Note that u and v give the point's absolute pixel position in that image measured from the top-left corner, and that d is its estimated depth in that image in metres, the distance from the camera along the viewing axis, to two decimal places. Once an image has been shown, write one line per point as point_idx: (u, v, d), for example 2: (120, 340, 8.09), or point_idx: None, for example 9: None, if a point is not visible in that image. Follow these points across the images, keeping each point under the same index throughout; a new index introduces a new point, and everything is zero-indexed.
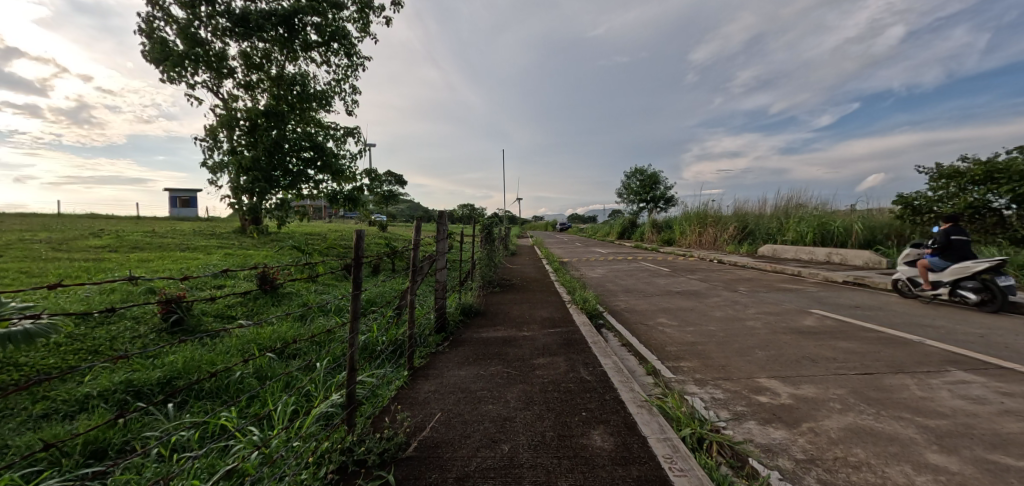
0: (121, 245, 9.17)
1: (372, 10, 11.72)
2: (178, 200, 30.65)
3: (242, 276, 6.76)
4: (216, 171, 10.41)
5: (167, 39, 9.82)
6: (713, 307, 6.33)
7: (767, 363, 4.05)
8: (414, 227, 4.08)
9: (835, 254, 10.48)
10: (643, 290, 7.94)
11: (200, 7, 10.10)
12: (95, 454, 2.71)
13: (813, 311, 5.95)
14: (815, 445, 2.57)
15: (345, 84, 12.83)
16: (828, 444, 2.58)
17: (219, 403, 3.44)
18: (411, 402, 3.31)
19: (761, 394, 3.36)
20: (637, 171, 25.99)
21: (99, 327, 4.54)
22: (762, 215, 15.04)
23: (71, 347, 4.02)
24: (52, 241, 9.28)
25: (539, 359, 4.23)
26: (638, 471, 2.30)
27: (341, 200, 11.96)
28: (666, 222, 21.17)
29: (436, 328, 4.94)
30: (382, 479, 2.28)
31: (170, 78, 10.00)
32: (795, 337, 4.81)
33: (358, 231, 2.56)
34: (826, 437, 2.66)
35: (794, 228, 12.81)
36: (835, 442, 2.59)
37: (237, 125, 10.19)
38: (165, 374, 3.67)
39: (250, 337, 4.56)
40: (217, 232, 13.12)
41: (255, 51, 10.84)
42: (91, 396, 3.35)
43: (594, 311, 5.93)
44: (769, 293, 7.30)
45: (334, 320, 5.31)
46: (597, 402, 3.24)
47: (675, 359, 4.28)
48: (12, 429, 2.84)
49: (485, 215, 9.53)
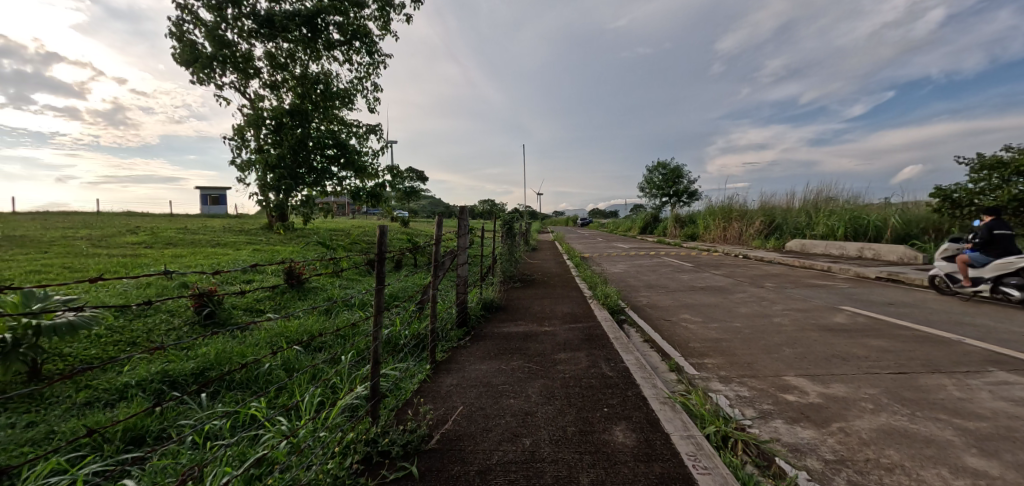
0: (156, 241, 9.49)
1: (394, 8, 11.77)
2: (210, 199, 31.76)
3: (270, 271, 6.97)
4: (244, 169, 10.72)
5: (196, 42, 10.08)
6: (739, 303, 6.19)
7: (795, 361, 3.95)
8: (436, 222, 4.05)
9: (867, 250, 10.08)
10: (666, 285, 7.83)
11: (227, 9, 10.36)
12: (135, 440, 2.86)
13: (844, 308, 5.74)
14: (845, 446, 2.50)
15: (367, 81, 12.94)
16: (859, 444, 2.50)
17: (249, 394, 3.59)
18: (434, 395, 3.37)
19: (788, 393, 3.27)
20: (661, 167, 25.57)
21: (136, 319, 4.76)
22: (790, 210, 14.59)
23: (111, 339, 4.23)
24: (92, 238, 9.66)
25: (560, 354, 4.22)
26: (661, 468, 2.28)
27: (363, 197, 12.14)
28: (690, 217, 20.75)
29: (458, 323, 4.97)
30: (404, 471, 2.33)
31: (200, 79, 10.31)
32: (824, 335, 4.67)
33: (381, 227, 2.60)
34: (857, 438, 2.57)
35: (824, 222, 12.39)
36: (866, 443, 2.51)
37: (264, 124, 10.47)
38: (198, 365, 3.83)
39: (279, 330, 4.70)
40: (246, 229, 13.50)
41: (279, 51, 11.07)
42: (129, 386, 3.51)
43: (616, 307, 5.85)
44: (797, 289, 7.08)
45: (358, 314, 5.41)
46: (619, 398, 3.21)
47: (698, 355, 4.21)
48: (58, 415, 3.02)
49: (506, 212, 9.54)
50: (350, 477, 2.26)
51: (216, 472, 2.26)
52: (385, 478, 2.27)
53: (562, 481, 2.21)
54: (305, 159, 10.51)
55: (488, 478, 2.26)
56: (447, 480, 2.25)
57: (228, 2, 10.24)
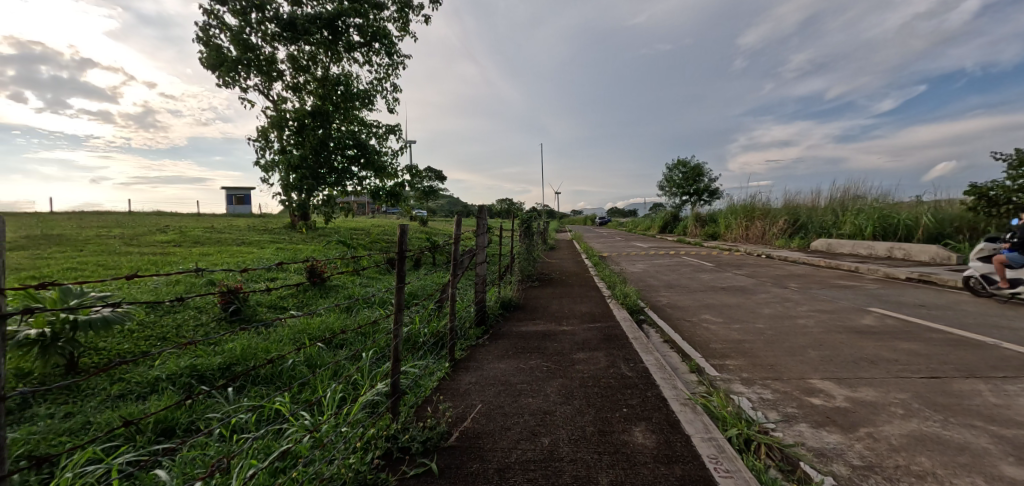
0: (184, 240, 9.82)
1: (412, 9, 11.88)
2: (236, 199, 32.71)
3: (293, 269, 7.13)
4: (268, 170, 10.99)
5: (222, 46, 10.37)
6: (761, 304, 6.06)
7: (821, 363, 3.84)
8: (455, 221, 4.08)
9: (897, 250, 9.74)
10: (686, 285, 7.72)
11: (252, 14, 10.63)
12: (165, 432, 2.97)
13: (872, 310, 5.56)
14: (873, 451, 2.42)
15: (386, 82, 13.09)
16: (888, 450, 2.42)
17: (273, 389, 3.68)
18: (453, 392, 3.39)
19: (813, 396, 3.19)
20: (681, 165, 25.21)
21: (165, 315, 4.93)
22: (815, 208, 14.19)
23: (143, 334, 4.39)
24: (124, 236, 10.02)
25: (579, 353, 4.21)
26: (681, 470, 2.25)
27: (383, 196, 12.31)
28: (711, 216, 20.40)
29: (477, 321, 4.99)
30: (424, 467, 2.36)
31: (226, 82, 10.61)
32: (851, 337, 4.54)
33: (402, 226, 2.62)
34: (886, 444, 2.49)
35: (851, 221, 12.02)
36: (896, 449, 2.43)
37: (286, 126, 10.72)
38: (225, 360, 3.95)
39: (301, 327, 4.80)
40: (269, 228, 13.85)
41: (301, 54, 11.31)
42: (160, 379, 3.64)
43: (635, 307, 5.80)
44: (823, 290, 6.89)
45: (378, 312, 5.49)
46: (638, 398, 3.18)
47: (720, 357, 4.14)
48: (94, 406, 3.15)
49: (524, 211, 9.55)
50: (371, 472, 2.29)
51: (243, 464, 2.33)
52: (405, 474, 2.30)
53: (581, 481, 2.20)
54: (326, 160, 10.71)
55: (507, 476, 2.27)
56: (466, 477, 2.27)
57: (252, 7, 10.51)
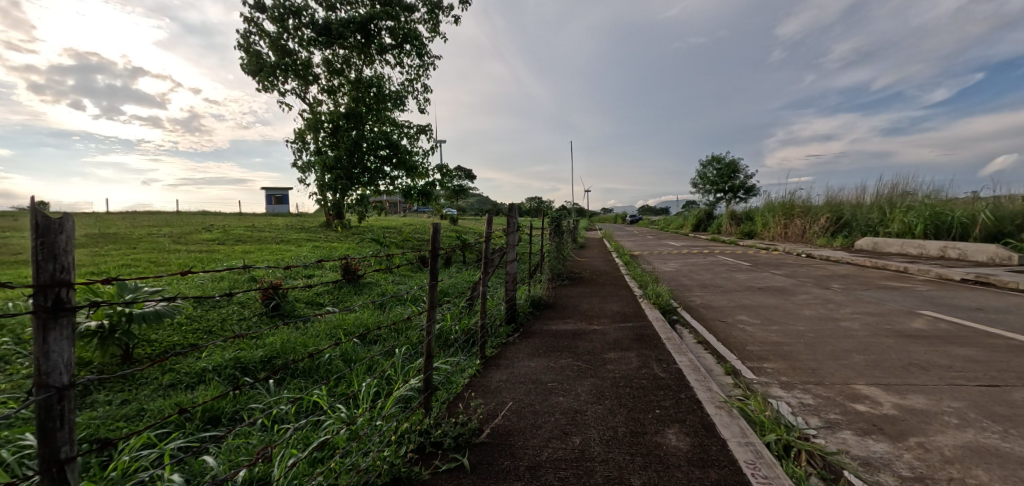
0: (228, 238, 10.33)
1: (442, 10, 12.03)
2: (275, 199, 34.11)
3: (329, 266, 7.36)
4: (304, 171, 11.41)
5: (261, 52, 10.81)
6: (801, 305, 5.83)
7: (866, 368, 3.66)
8: (485, 220, 4.13)
9: (951, 249, 9.18)
10: (721, 285, 7.51)
11: (289, 20, 11.02)
12: (212, 420, 3.14)
13: (923, 312, 5.25)
14: (925, 462, 2.29)
15: (417, 83, 13.31)
16: (941, 462, 2.28)
17: (311, 382, 3.82)
18: (484, 390, 3.43)
19: (858, 403, 3.04)
20: (715, 162, 24.50)
21: (211, 309, 5.20)
22: (860, 205, 13.50)
23: (191, 327, 4.64)
24: (173, 235, 10.61)
25: (610, 353, 4.17)
26: (717, 475, 2.20)
27: (414, 195, 12.55)
28: (747, 214, 19.75)
29: (507, 319, 5.03)
30: (456, 463, 2.40)
31: (265, 87, 11.05)
32: (900, 341, 4.30)
33: (434, 224, 2.65)
34: (939, 455, 2.35)
35: (899, 219, 11.37)
36: (950, 461, 2.29)
37: (322, 128, 11.10)
38: (266, 353, 4.13)
39: (337, 322, 4.97)
40: (307, 226, 14.40)
41: (336, 58, 11.66)
42: (207, 370, 3.84)
43: (667, 307, 5.69)
44: (869, 291, 6.55)
45: (410, 309, 5.61)
46: (672, 400, 3.12)
47: (757, 359, 4.01)
48: (148, 394, 3.37)
49: (553, 209, 9.52)
50: (405, 465, 2.34)
51: (285, 454, 2.44)
52: (437, 469, 2.35)
53: (613, 481, 2.19)
54: (359, 160, 11.01)
55: (538, 474, 2.27)
56: (498, 473, 2.29)
57: (290, 13, 10.91)
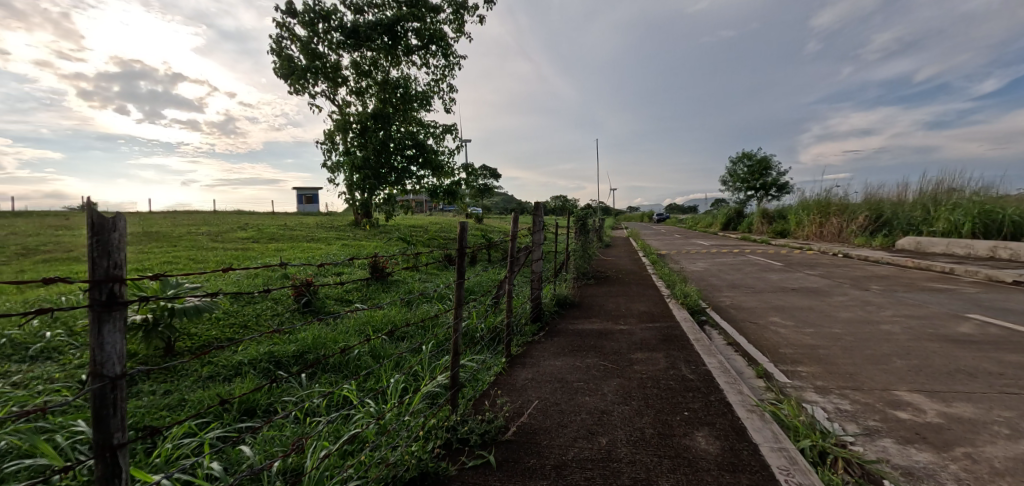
0: (262, 236, 10.73)
1: (467, 11, 12.11)
2: (305, 198, 35.17)
3: (358, 264, 7.54)
4: (334, 171, 11.72)
5: (293, 56, 11.16)
6: (837, 307, 5.61)
7: (908, 374, 3.50)
8: (511, 219, 4.18)
9: (1003, 249, 8.65)
10: (752, 286, 7.31)
11: (318, 24, 11.33)
12: (247, 411, 3.27)
13: (972, 316, 4.96)
14: (972, 474, 2.18)
15: (442, 83, 13.45)
16: (991, 474, 2.17)
17: (341, 377, 3.93)
18: (510, 387, 3.45)
19: (899, 410, 2.92)
20: (746, 158, 23.79)
21: (247, 305, 5.42)
22: (902, 203, 12.85)
23: (228, 321, 4.86)
24: (210, 234, 11.08)
25: (636, 353, 4.12)
26: (748, 480, 2.15)
27: (440, 194, 12.68)
28: (779, 212, 19.10)
29: (533, 317, 5.05)
30: (483, 459, 2.43)
31: (297, 90, 11.39)
32: (946, 346, 4.08)
33: (461, 223, 2.68)
34: (988, 466, 2.23)
35: (946, 217, 10.77)
36: (1001, 473, 2.17)
37: (351, 129, 11.40)
38: (298, 348, 4.27)
39: (365, 319, 5.10)
40: (337, 225, 14.78)
41: (364, 60, 11.92)
42: (243, 363, 4.01)
43: (695, 307, 5.58)
44: (911, 293, 6.24)
45: (436, 307, 5.69)
46: (700, 402, 3.07)
47: (790, 362, 3.89)
48: (189, 385, 3.55)
49: (577, 208, 9.47)
50: (434, 460, 2.38)
51: (317, 446, 2.52)
52: (464, 464, 2.39)
53: (641, 483, 2.17)
54: (387, 161, 11.22)
55: (565, 473, 2.28)
56: (525, 471, 2.31)
57: (319, 18, 11.21)
